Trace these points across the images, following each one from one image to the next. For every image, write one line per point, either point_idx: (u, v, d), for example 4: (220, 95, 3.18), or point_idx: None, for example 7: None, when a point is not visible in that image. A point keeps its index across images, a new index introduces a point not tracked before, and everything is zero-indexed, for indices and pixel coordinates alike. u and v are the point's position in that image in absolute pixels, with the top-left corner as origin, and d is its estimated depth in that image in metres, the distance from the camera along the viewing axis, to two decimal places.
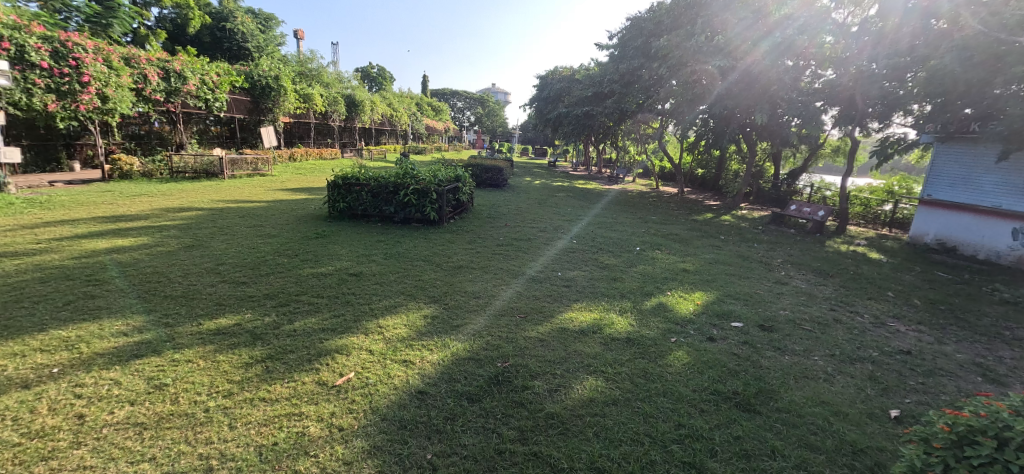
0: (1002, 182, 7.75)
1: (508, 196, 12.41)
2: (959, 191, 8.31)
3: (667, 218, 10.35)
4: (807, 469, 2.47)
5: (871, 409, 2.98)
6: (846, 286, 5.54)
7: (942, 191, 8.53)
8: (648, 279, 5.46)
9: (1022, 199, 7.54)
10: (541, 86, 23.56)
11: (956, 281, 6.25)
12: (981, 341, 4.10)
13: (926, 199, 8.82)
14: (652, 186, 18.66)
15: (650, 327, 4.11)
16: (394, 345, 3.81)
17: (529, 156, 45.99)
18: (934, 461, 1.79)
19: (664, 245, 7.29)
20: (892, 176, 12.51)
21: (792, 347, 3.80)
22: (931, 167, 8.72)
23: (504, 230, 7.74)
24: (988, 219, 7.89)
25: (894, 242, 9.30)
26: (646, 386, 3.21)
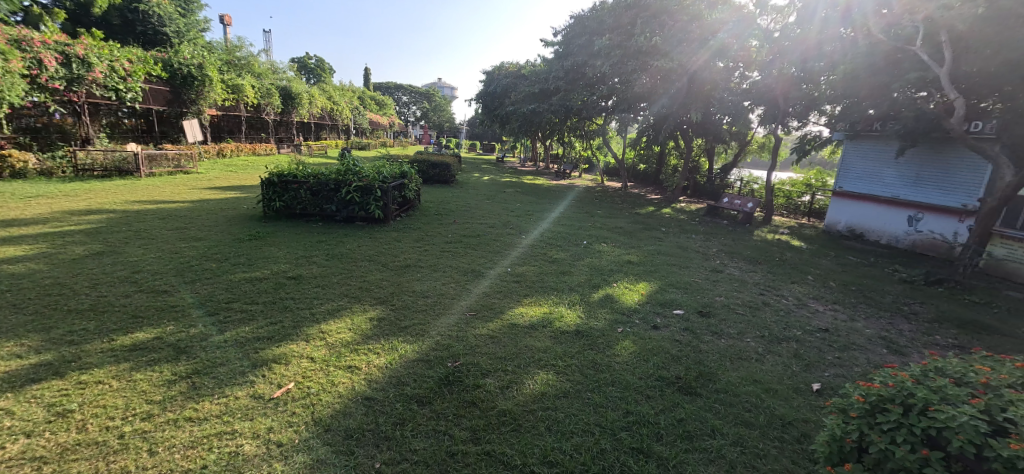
0: (899, 175, 8.75)
1: (457, 192, 12.25)
2: (866, 183, 9.35)
3: (612, 211, 10.72)
4: (743, 445, 2.63)
5: (797, 384, 3.23)
6: (772, 272, 6.01)
7: (853, 184, 9.60)
8: (595, 271, 5.59)
9: (915, 189, 8.50)
10: (487, 81, 23.45)
11: (863, 264, 6.99)
12: (885, 316, 4.60)
13: (840, 191, 9.89)
14: (598, 181, 19.24)
15: (598, 319, 4.20)
16: (339, 350, 3.60)
17: (476, 151, 45.90)
18: (852, 430, 1.95)
19: (610, 238, 7.53)
20: (810, 171, 13.76)
21: (728, 330, 4.05)
22: (844, 162, 9.76)
23: (453, 227, 7.63)
24: (889, 208, 8.91)
25: (812, 231, 10.25)
26: (595, 377, 3.27)
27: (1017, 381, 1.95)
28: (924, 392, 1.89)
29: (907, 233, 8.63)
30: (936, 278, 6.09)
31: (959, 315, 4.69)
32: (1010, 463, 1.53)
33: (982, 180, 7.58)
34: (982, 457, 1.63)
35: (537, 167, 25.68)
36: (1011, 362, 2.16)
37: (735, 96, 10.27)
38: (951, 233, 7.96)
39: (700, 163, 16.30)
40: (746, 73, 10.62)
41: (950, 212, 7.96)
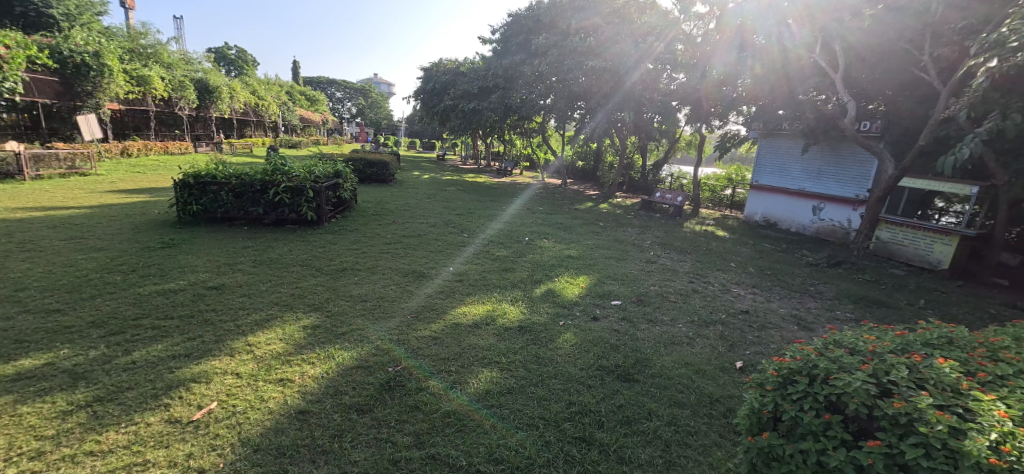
0: (805, 169, 9.74)
1: (396, 191, 11.89)
2: (778, 177, 10.35)
3: (553, 208, 10.96)
4: (676, 424, 2.78)
5: (722, 363, 3.48)
6: (700, 261, 6.44)
7: (766, 178, 10.59)
8: (537, 266, 5.68)
9: (817, 182, 9.52)
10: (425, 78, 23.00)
11: (777, 250, 7.71)
12: (795, 297, 5.11)
13: (756, 185, 10.86)
14: (539, 178, 19.62)
15: (540, 313, 4.26)
16: (269, 363, 3.33)
17: (416, 149, 45.04)
18: (767, 402, 2.13)
19: (550, 233, 7.68)
20: (731, 166, 14.97)
21: (661, 317, 4.27)
22: (760, 158, 10.74)
23: (392, 228, 7.40)
24: (797, 199, 9.89)
25: (734, 222, 11.14)
26: (538, 371, 3.30)
27: (895, 347, 2.24)
28: (825, 363, 2.10)
29: (812, 221, 9.62)
30: (835, 261, 6.87)
31: (853, 292, 5.32)
32: (894, 420, 1.74)
33: (870, 172, 8.63)
34: (873, 416, 1.84)
35: (479, 165, 25.65)
36: (891, 331, 2.47)
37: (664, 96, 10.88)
38: (847, 220, 8.97)
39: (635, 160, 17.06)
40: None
41: (845, 201, 8.97)
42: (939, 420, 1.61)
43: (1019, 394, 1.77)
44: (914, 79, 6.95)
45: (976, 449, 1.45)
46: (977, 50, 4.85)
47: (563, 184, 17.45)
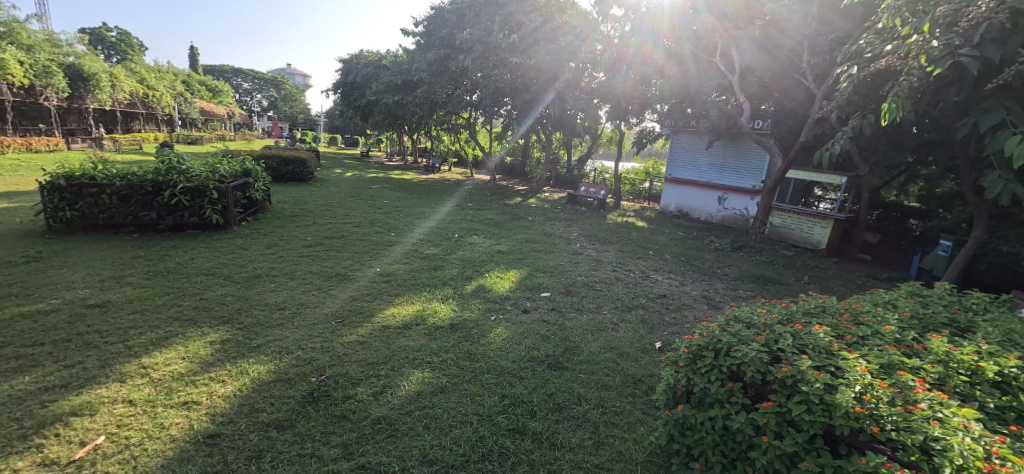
0: (711, 163, 10.77)
1: (316, 190, 11.18)
2: (689, 171, 11.31)
3: (482, 204, 10.99)
4: (603, 406, 2.93)
5: (643, 344, 3.73)
6: (622, 250, 6.84)
7: (679, 171, 11.53)
8: (467, 263, 5.66)
9: (722, 175, 10.58)
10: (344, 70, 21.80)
11: (689, 238, 8.42)
12: (704, 279, 5.62)
13: (670, 178, 11.76)
14: (469, 174, 19.59)
15: (471, 310, 4.26)
16: (169, 386, 2.97)
17: (338, 144, 42.71)
18: (680, 377, 2.30)
19: (480, 229, 7.70)
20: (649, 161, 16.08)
21: (588, 306, 4.48)
22: (673, 153, 11.66)
23: (312, 229, 6.96)
24: (705, 190, 10.91)
25: (653, 213, 11.99)
26: (470, 368, 3.29)
27: (781, 318, 2.53)
28: (727, 337, 2.30)
29: (717, 210, 10.66)
30: (738, 246, 7.66)
31: (752, 272, 5.98)
32: (783, 383, 1.96)
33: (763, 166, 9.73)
34: (765, 380, 2.06)
35: (407, 161, 24.97)
36: (777, 304, 2.79)
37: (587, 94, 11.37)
38: (746, 208, 10.05)
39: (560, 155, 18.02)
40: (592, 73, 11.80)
41: (744, 191, 10.05)
42: (815, 379, 1.84)
43: (874, 350, 2.09)
44: (795, 84, 7.96)
45: (843, 400, 1.69)
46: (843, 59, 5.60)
47: (493, 180, 17.58)
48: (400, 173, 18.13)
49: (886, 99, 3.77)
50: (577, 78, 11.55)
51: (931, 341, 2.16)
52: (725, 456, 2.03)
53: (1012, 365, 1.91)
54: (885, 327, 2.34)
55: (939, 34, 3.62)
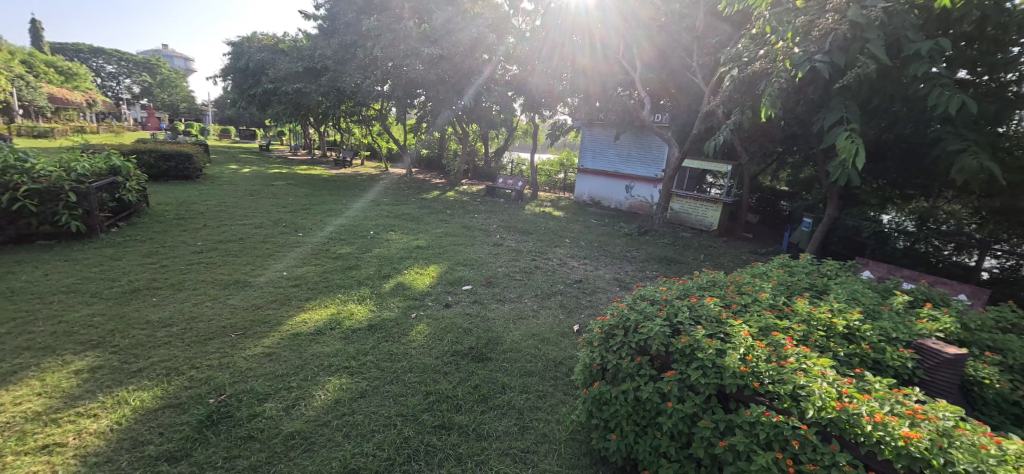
0: (619, 154, 11.52)
1: (205, 188, 9.95)
2: (599, 161, 12.01)
3: (399, 198, 10.66)
4: (527, 391, 3.01)
5: (563, 328, 3.91)
6: (540, 240, 7.07)
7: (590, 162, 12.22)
8: (384, 260, 5.46)
9: (628, 165, 11.36)
10: (234, 54, 19.58)
11: (602, 225, 8.94)
12: (616, 262, 6.03)
13: (583, 169, 12.45)
14: (384, 168, 18.87)
15: (390, 308, 4.13)
16: (21, 429, 2.47)
17: (232, 137, 38.45)
18: (596, 357, 2.41)
19: (397, 225, 7.45)
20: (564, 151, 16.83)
21: (509, 295, 4.57)
22: (585, 145, 12.29)
23: (202, 233, 6.20)
24: (614, 180, 11.68)
25: (568, 202, 12.56)
26: (392, 368, 3.20)
27: (679, 294, 2.79)
28: (635, 314, 2.43)
29: (626, 197, 11.47)
30: (645, 230, 8.32)
31: (657, 254, 6.54)
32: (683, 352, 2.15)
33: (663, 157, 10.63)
34: (668, 351, 2.23)
35: (315, 155, 23.28)
36: (675, 280, 3.06)
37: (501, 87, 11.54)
38: (650, 196, 10.90)
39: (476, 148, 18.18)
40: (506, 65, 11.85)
41: (648, 180, 10.89)
42: (709, 346, 2.05)
43: (754, 316, 2.39)
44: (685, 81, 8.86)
45: (731, 363, 1.90)
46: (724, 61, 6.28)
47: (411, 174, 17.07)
48: (307, 168, 16.87)
49: (761, 97, 4.28)
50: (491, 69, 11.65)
51: (798, 304, 2.53)
52: (637, 424, 2.17)
53: (854, 319, 2.31)
54: (762, 295, 2.69)
55: (800, 41, 4.18)
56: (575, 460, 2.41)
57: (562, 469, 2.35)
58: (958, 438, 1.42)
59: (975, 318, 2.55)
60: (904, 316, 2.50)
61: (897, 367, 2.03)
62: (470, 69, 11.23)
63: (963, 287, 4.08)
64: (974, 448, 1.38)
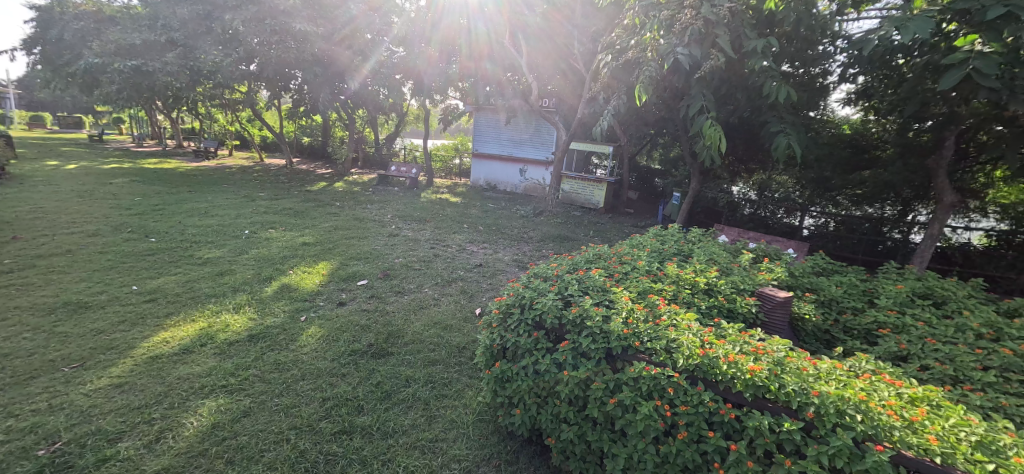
0: (511, 138, 12.13)
1: (4, 190, 7.83)
2: (492, 145, 12.46)
3: (277, 192, 9.63)
4: (432, 381, 2.96)
5: (465, 313, 3.93)
6: (438, 227, 6.99)
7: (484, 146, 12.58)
8: (263, 262, 4.90)
9: (521, 149, 12.05)
10: (35, 19, 15.53)
11: (500, 209, 9.13)
12: (514, 244, 6.23)
13: (477, 153, 12.72)
14: (257, 159, 16.88)
15: (274, 314, 3.72)
16: None
17: (46, 125, 30.88)
18: (495, 338, 2.42)
19: (277, 221, 6.73)
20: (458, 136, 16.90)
21: (408, 287, 4.44)
22: (478, 130, 12.64)
23: (5, 247, 4.89)
24: (508, 164, 12.24)
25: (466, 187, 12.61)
26: (281, 379, 2.89)
27: (569, 269, 2.94)
28: (529, 292, 2.48)
29: (522, 181, 12.07)
30: (540, 212, 8.71)
31: (552, 233, 6.90)
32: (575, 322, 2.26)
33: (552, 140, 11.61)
34: (562, 323, 2.31)
35: (167, 146, 19.83)
36: (565, 256, 3.22)
37: (387, 69, 10.99)
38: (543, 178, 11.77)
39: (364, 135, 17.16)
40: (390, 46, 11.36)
41: (540, 163, 11.74)
42: (597, 313, 2.19)
43: (633, 282, 2.62)
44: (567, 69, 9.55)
45: (615, 327, 2.05)
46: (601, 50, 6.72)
47: (293, 165, 15.51)
48: (158, 162, 14.32)
49: (635, 84, 4.58)
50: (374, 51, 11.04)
51: (668, 268, 2.85)
52: (539, 396, 2.24)
53: (711, 276, 2.68)
54: (639, 263, 2.97)
55: (665, 33, 4.58)
56: (484, 440, 2.44)
57: (471, 451, 2.36)
58: (786, 366, 1.73)
59: (796, 267, 3.14)
60: (748, 270, 2.97)
61: (744, 313, 2.40)
62: (353, 50, 10.61)
63: (789, 243, 5.02)
64: (797, 371, 1.69)
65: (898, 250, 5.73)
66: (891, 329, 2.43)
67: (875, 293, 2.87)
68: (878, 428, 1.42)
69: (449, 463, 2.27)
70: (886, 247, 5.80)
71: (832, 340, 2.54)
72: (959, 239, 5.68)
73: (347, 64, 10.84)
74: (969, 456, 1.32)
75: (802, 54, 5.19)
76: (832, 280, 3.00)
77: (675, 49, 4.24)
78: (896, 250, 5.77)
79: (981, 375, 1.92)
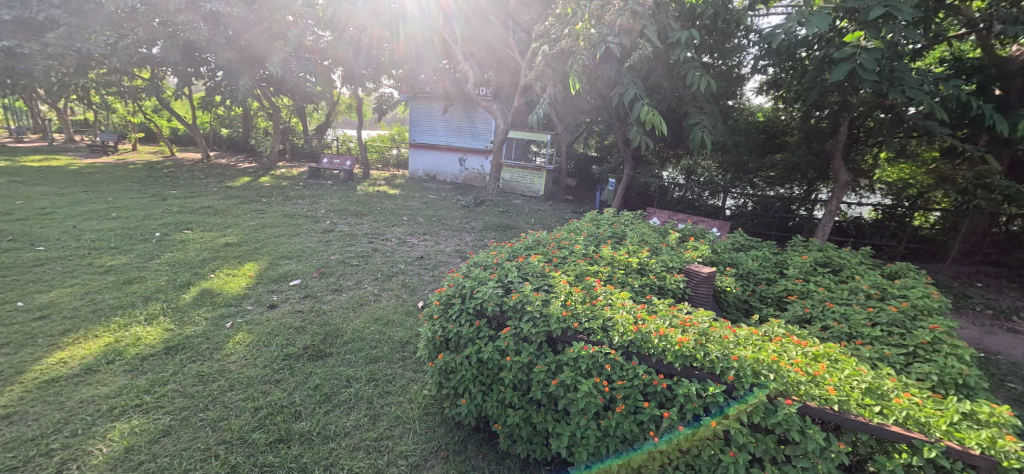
0: (449, 127, 12.06)
1: None
2: (429, 135, 12.32)
3: (194, 189, 8.79)
4: (375, 378, 2.87)
5: (407, 307, 3.86)
6: (376, 221, 6.77)
7: (421, 136, 12.41)
8: (178, 266, 4.46)
9: (459, 138, 12.01)
10: None
11: (440, 200, 9.02)
12: (456, 235, 6.21)
13: (414, 143, 12.50)
14: (167, 153, 15.29)
15: (194, 323, 3.40)
16: None
17: None
18: (437, 330, 2.37)
19: (193, 222, 6.16)
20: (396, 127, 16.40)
21: (346, 284, 4.29)
22: (413, 119, 12.43)
23: None
24: (446, 153, 12.13)
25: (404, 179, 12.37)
26: (205, 391, 2.64)
27: (509, 256, 2.97)
28: (469, 281, 2.46)
29: (461, 171, 12.00)
30: (481, 201, 8.69)
31: (493, 222, 6.95)
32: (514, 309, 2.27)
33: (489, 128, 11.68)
34: (503, 310, 2.31)
35: (54, 140, 17.33)
36: (505, 244, 3.23)
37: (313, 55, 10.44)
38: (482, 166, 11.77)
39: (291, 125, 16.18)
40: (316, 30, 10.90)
41: (478, 152, 11.74)
42: (536, 298, 2.22)
43: (570, 266, 2.70)
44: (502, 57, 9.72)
45: (555, 310, 2.09)
46: (536, 38, 6.77)
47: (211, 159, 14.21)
48: (44, 159, 12.48)
49: (569, 72, 4.67)
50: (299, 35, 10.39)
51: (603, 251, 2.96)
52: (483, 384, 2.24)
53: (643, 256, 2.83)
54: (576, 247, 3.06)
55: (595, 23, 4.68)
56: (431, 433, 2.40)
57: (418, 446, 2.31)
58: (710, 335, 1.86)
59: (718, 244, 3.39)
60: (675, 249, 3.17)
61: (673, 289, 2.55)
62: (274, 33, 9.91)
63: (713, 222, 5.41)
64: (719, 339, 1.82)
65: (804, 226, 6.41)
66: (798, 295, 2.70)
67: (785, 264, 3.17)
68: (788, 384, 1.57)
69: (395, 460, 2.20)
70: (795, 223, 6.46)
71: (750, 309, 2.79)
72: (853, 214, 6.45)
73: (268, 49, 10.07)
74: (860, 401, 1.50)
75: (721, 46, 5.56)
76: (749, 254, 3.28)
77: (606, 38, 4.33)
78: (803, 226, 6.44)
79: (870, 330, 2.19)
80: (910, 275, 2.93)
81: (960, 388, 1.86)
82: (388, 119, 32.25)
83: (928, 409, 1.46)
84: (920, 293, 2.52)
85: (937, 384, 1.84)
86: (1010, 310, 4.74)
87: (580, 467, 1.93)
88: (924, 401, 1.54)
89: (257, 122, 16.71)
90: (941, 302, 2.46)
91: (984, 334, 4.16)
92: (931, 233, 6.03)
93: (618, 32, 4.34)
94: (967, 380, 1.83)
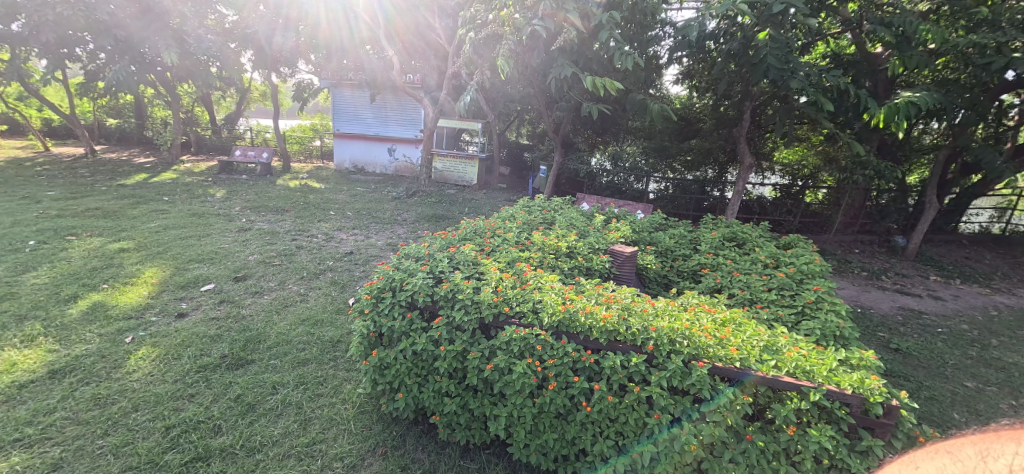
0: (376, 115, 11.65)
1: None
2: (355, 125, 11.82)
3: (77, 189, 7.67)
4: (305, 382, 2.72)
5: (336, 305, 3.71)
6: (300, 217, 6.39)
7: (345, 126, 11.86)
8: (62, 278, 3.89)
9: (387, 127, 11.69)
10: None
11: (369, 192, 8.66)
12: (388, 228, 6.05)
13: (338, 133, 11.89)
14: (38, 149, 13.10)
15: (85, 341, 2.99)
16: None
17: None
18: (368, 326, 2.25)
19: (79, 226, 5.40)
20: (320, 115, 15.37)
21: (268, 285, 4.03)
22: (336, 108, 11.82)
23: None
24: (374, 143, 11.70)
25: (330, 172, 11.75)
26: (103, 414, 2.34)
27: (440, 246, 2.95)
28: (398, 274, 2.38)
29: (391, 162, 11.68)
30: (413, 192, 8.46)
31: (426, 214, 6.83)
32: (446, 298, 2.23)
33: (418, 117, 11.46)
34: (435, 299, 2.27)
35: None
36: (437, 235, 3.19)
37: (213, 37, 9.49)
38: (412, 156, 11.55)
39: (195, 114, 14.53)
40: (218, 8, 9.80)
41: (409, 141, 11.51)
42: (467, 286, 2.21)
43: (501, 253, 2.74)
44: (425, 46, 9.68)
45: (486, 297, 2.10)
46: (462, 23, 6.58)
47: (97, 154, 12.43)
48: None
49: (497, 58, 4.70)
50: (200, 14, 9.37)
51: (533, 237, 3.02)
52: (418, 376, 2.19)
53: (571, 240, 2.95)
54: (508, 234, 3.12)
55: (518, 9, 4.71)
56: (366, 431, 2.33)
57: (353, 446, 2.23)
58: (631, 309, 1.97)
59: (640, 225, 3.62)
60: (600, 231, 3.34)
61: (599, 269, 2.70)
62: (164, 11, 8.74)
63: (637, 205, 5.74)
64: (639, 312, 1.93)
65: (717, 206, 7.02)
66: (709, 268, 2.97)
67: (697, 241, 3.46)
68: (699, 348, 1.72)
69: (330, 463, 2.11)
70: (709, 203, 7.05)
71: (669, 283, 3.01)
72: (757, 193, 7.12)
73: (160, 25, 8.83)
74: (758, 361, 1.66)
75: (640, 36, 5.83)
76: (668, 233, 3.53)
77: (531, 22, 4.35)
78: (716, 206, 7.07)
79: (767, 295, 2.47)
80: (800, 244, 3.34)
81: (838, 339, 2.15)
82: (313, 107, 30.56)
83: (813, 360, 1.67)
84: (806, 259, 2.89)
85: (820, 338, 2.12)
86: (879, 271, 5.57)
87: (519, 446, 1.97)
88: (810, 352, 1.77)
89: (154, 111, 14.87)
90: (823, 266, 2.82)
91: (860, 292, 4.84)
92: (820, 208, 6.88)
93: (541, 18, 4.38)
94: (842, 332, 2.13)
